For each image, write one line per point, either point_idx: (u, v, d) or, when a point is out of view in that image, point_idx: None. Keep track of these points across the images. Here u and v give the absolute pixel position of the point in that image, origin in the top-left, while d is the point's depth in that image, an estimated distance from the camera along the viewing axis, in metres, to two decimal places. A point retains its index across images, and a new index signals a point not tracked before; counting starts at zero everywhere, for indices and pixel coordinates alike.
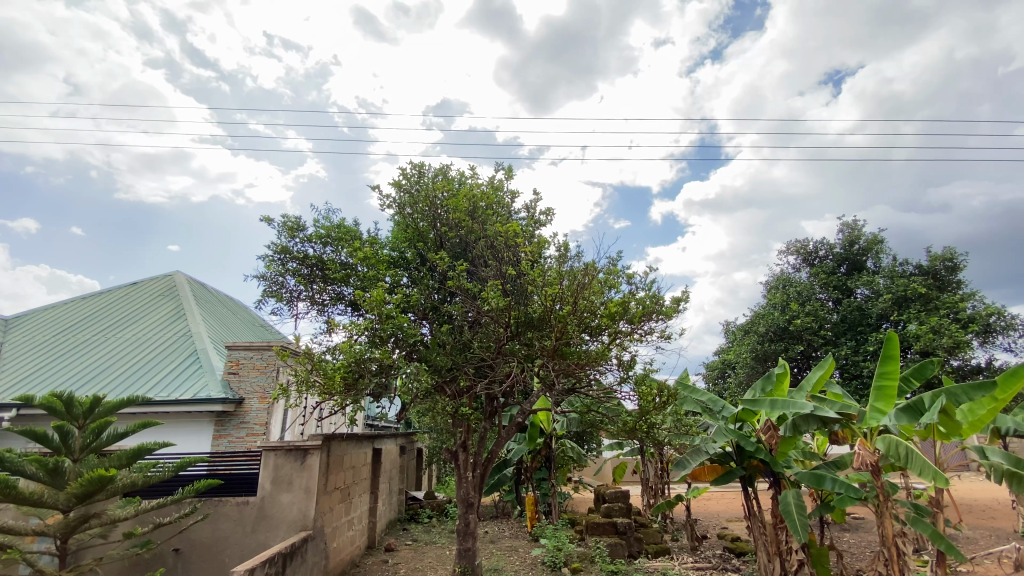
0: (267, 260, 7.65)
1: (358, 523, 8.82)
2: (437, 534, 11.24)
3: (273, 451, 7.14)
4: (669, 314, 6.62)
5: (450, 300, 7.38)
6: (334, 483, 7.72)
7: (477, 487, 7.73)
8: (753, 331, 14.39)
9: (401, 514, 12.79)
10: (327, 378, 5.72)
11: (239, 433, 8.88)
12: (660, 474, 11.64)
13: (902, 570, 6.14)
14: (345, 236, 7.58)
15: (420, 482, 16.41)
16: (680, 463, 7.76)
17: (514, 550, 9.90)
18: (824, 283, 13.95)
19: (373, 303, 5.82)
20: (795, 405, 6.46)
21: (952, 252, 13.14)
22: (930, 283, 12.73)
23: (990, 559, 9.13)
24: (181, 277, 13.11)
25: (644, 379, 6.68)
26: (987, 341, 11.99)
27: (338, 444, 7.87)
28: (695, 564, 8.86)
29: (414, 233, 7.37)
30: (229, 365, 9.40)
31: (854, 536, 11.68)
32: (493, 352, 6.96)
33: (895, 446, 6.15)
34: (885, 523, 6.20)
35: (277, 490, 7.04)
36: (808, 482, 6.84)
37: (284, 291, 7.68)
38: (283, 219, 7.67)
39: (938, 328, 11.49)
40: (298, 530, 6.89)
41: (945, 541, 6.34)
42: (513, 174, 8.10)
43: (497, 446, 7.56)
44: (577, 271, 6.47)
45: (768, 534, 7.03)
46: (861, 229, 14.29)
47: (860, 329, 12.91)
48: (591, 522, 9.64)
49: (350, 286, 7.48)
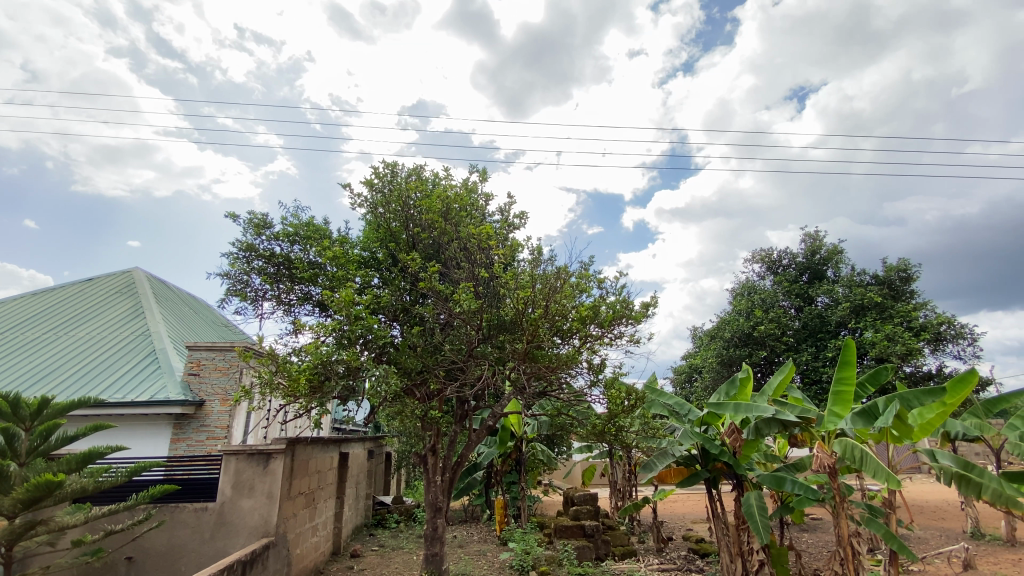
0: (231, 258, 7.45)
1: (323, 529, 8.61)
2: (404, 539, 11.08)
3: (234, 455, 6.90)
4: (639, 319, 6.72)
5: (422, 301, 7.30)
6: (298, 488, 7.51)
7: (445, 491, 7.65)
8: (719, 337, 14.75)
9: (368, 519, 12.56)
10: (291, 381, 5.55)
11: (198, 437, 8.62)
12: (628, 476, 11.78)
13: (857, 570, 6.36)
14: (314, 235, 7.43)
15: (388, 487, 16.16)
16: (647, 466, 7.83)
17: (482, 555, 9.85)
18: (787, 291, 14.39)
19: (341, 304, 5.71)
20: (757, 409, 6.64)
21: (906, 264, 13.76)
22: (885, 292, 13.30)
23: (940, 559, 9.55)
24: (141, 273, 12.61)
25: (613, 382, 6.72)
26: (938, 349, 12.60)
27: (302, 449, 7.65)
28: (661, 566, 8.99)
29: (386, 233, 7.28)
30: (190, 366, 9.05)
31: (812, 537, 12.06)
32: (464, 355, 6.88)
33: (851, 448, 6.35)
34: (841, 523, 6.40)
35: (238, 495, 6.81)
36: (769, 484, 7.01)
37: (249, 290, 7.47)
38: (249, 216, 7.47)
39: (893, 336, 12.03)
40: (259, 537, 6.68)
41: (897, 541, 6.59)
42: (486, 176, 8.13)
43: (466, 450, 7.48)
44: (549, 274, 6.57)
45: (731, 535, 7.20)
46: (822, 240, 14.84)
47: (820, 336, 13.39)
48: (560, 525, 9.69)
49: (318, 286, 7.34)
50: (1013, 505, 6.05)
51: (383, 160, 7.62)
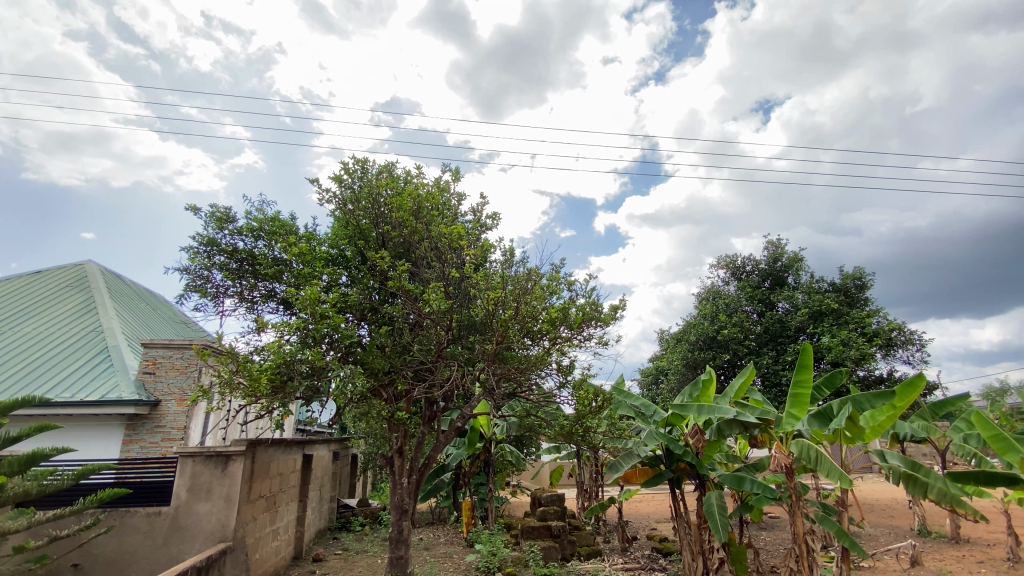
0: (191, 252, 7.20)
1: (284, 533, 8.38)
2: (369, 543, 10.89)
3: (191, 458, 6.64)
4: (607, 321, 6.81)
5: (391, 301, 7.19)
6: (258, 491, 7.29)
7: (411, 494, 7.56)
8: (685, 340, 15.12)
9: (332, 522, 12.29)
10: (251, 380, 5.37)
11: (153, 438, 8.30)
12: (594, 477, 11.90)
13: (812, 567, 6.59)
14: (280, 230, 7.23)
15: (353, 489, 15.88)
16: (613, 466, 7.93)
17: (448, 557, 9.78)
18: (750, 297, 14.83)
19: (306, 302, 5.57)
20: (720, 411, 6.80)
21: (861, 272, 14.37)
22: (842, 299, 13.86)
23: (889, 555, 9.99)
24: (95, 266, 12.02)
25: (582, 384, 6.77)
26: (889, 354, 13.20)
27: (263, 450, 7.43)
28: (625, 565, 9.13)
29: (355, 230, 7.17)
30: (144, 364, 8.65)
31: (770, 535, 12.45)
32: (433, 356, 6.80)
33: (807, 449, 6.58)
34: (796, 521, 6.64)
35: (194, 499, 6.55)
36: (729, 484, 7.21)
37: (209, 286, 7.22)
38: (211, 209, 7.24)
39: (848, 341, 12.56)
40: (216, 542, 6.46)
41: (848, 538, 6.86)
42: (459, 176, 8.12)
43: (434, 452, 7.41)
44: (520, 276, 6.63)
45: (693, 534, 7.38)
46: (784, 247, 15.35)
47: (780, 341, 13.85)
48: (527, 526, 9.72)
49: (283, 283, 7.15)
50: (956, 504, 6.40)
51: (353, 155, 7.50)
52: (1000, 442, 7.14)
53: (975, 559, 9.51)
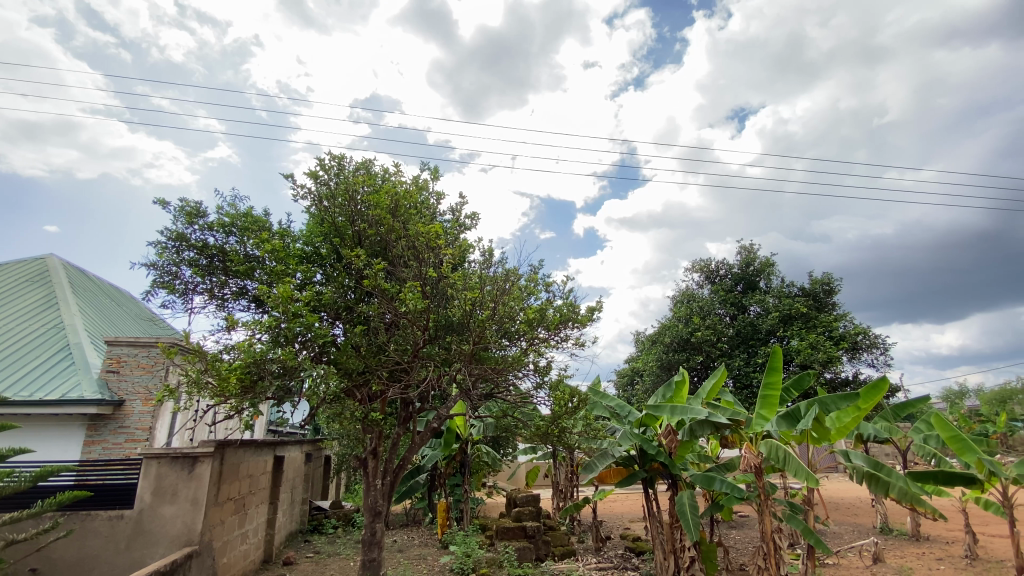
0: (159, 247, 6.98)
1: (253, 536, 8.19)
2: (341, 545, 10.71)
3: (156, 459, 6.44)
4: (584, 323, 6.86)
5: (367, 300, 7.09)
6: (227, 493, 7.10)
7: (385, 495, 7.47)
8: (660, 342, 15.38)
9: (303, 525, 12.06)
10: (220, 380, 5.23)
11: (116, 439, 8.05)
12: (570, 477, 11.98)
13: (779, 564, 6.74)
14: (252, 226, 7.07)
15: (326, 491, 15.62)
16: (588, 467, 8.03)
17: (422, 558, 9.71)
18: (723, 300, 15.14)
19: (278, 300, 5.47)
20: (692, 412, 6.92)
21: (829, 277, 14.81)
22: (810, 303, 14.26)
23: (853, 552, 10.30)
24: (56, 261, 11.54)
25: (559, 384, 6.80)
26: (855, 357, 13.64)
27: (232, 452, 7.24)
28: (599, 565, 9.20)
29: (331, 227, 7.09)
30: (108, 363, 8.35)
31: (740, 533, 12.71)
32: (409, 356, 6.72)
33: (775, 449, 6.73)
34: (764, 519, 6.80)
35: (159, 502, 6.35)
36: (700, 483, 7.33)
37: (178, 282, 7.03)
38: (181, 203, 7.05)
39: (816, 344, 12.94)
40: (181, 546, 6.26)
41: (814, 536, 7.05)
42: (438, 175, 8.10)
43: (409, 453, 7.34)
44: (498, 277, 6.64)
45: (665, 533, 7.50)
46: (756, 252, 15.72)
47: (751, 343, 14.17)
48: (502, 526, 9.72)
49: (255, 280, 7.00)
50: (916, 502, 6.66)
51: (329, 152, 7.40)
52: (957, 443, 7.44)
53: (933, 556, 9.87)
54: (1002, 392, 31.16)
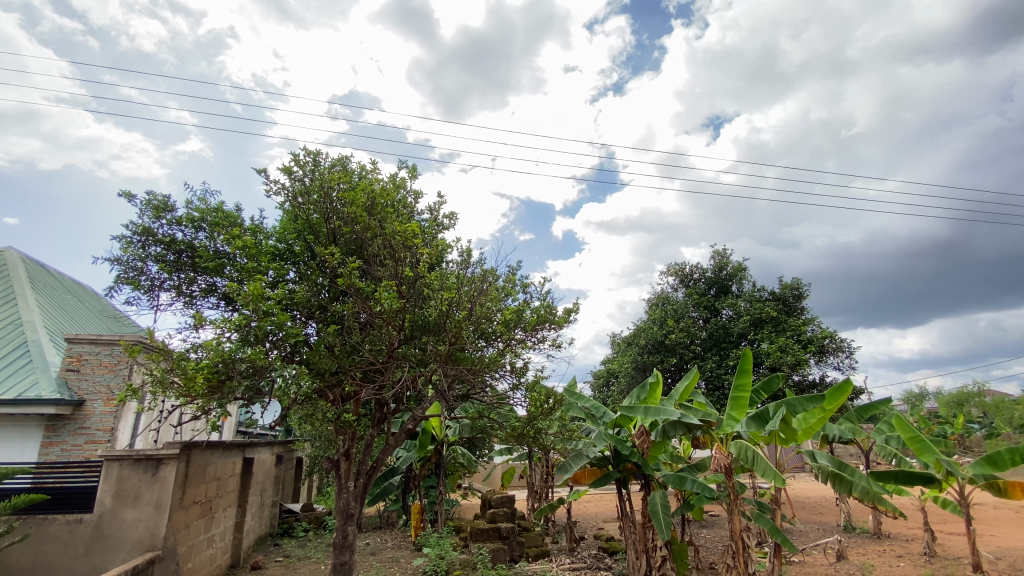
0: (124, 242, 6.75)
1: (219, 540, 7.97)
2: (312, 549, 10.52)
3: (118, 462, 6.21)
4: (561, 324, 6.90)
5: (341, 300, 6.98)
6: (192, 497, 6.89)
7: (358, 497, 7.35)
8: (635, 344, 15.62)
9: (273, 528, 11.80)
10: (186, 380, 5.07)
11: (75, 441, 7.79)
12: (545, 478, 12.03)
13: (747, 563, 6.88)
14: (223, 221, 6.90)
15: (297, 494, 15.32)
16: (563, 467, 8.09)
17: (395, 561, 9.61)
18: (696, 303, 15.41)
19: (248, 298, 5.35)
20: (665, 412, 7.03)
21: (798, 282, 15.22)
22: (780, 308, 14.63)
23: (818, 550, 10.59)
24: (14, 254, 11.03)
25: (535, 385, 6.82)
26: (821, 360, 14.05)
27: (199, 453, 7.02)
28: (572, 565, 9.25)
29: (305, 224, 6.98)
30: (68, 361, 8.02)
31: (710, 532, 12.98)
32: (384, 356, 6.62)
33: (745, 450, 6.87)
34: (734, 518, 6.93)
35: (120, 505, 6.11)
36: (672, 483, 7.45)
37: (143, 278, 6.81)
38: (147, 197, 6.83)
39: (785, 347, 13.29)
40: (143, 551, 6.05)
41: (781, 534, 7.23)
42: (416, 174, 8.06)
43: (383, 455, 7.25)
44: (475, 277, 6.62)
45: (637, 533, 7.60)
46: (728, 257, 16.06)
47: (723, 346, 14.46)
48: (476, 528, 9.68)
49: (224, 277, 6.84)
50: (877, 501, 6.89)
51: (305, 147, 7.27)
52: (917, 444, 7.72)
53: (894, 553, 10.24)
54: (959, 394, 32.51)
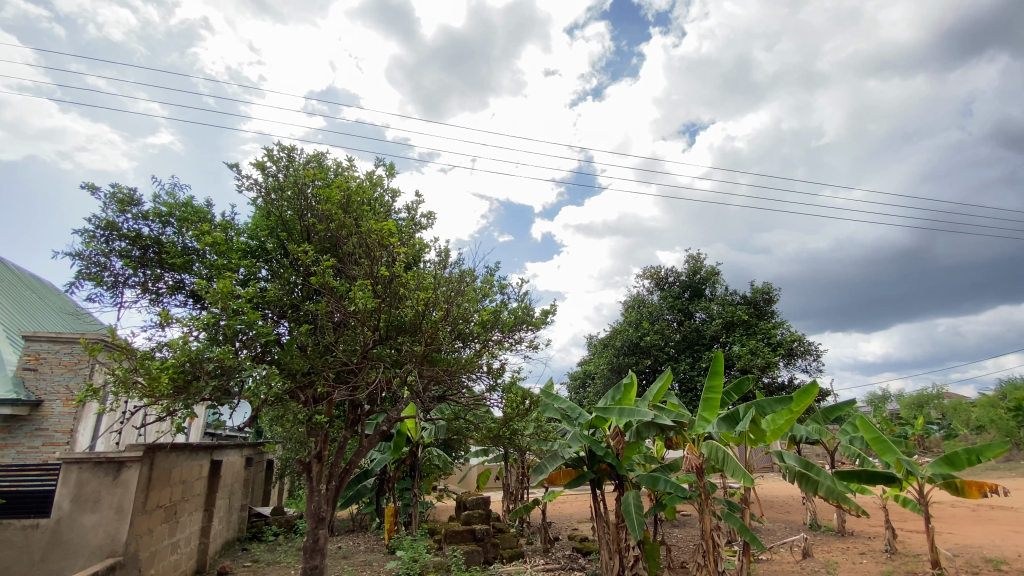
0: (86, 236, 6.51)
1: (184, 546, 7.72)
2: (282, 553, 10.30)
3: (76, 465, 5.95)
4: (538, 325, 6.96)
5: (315, 299, 6.85)
6: (156, 501, 6.66)
7: (329, 501, 7.20)
8: (611, 345, 15.82)
9: (241, 533, 11.51)
10: (150, 380, 4.90)
11: (33, 442, 7.59)
12: (520, 479, 12.05)
13: (717, 561, 6.99)
14: (192, 217, 6.71)
15: (267, 497, 14.99)
16: (538, 468, 8.12)
17: (368, 564, 9.48)
18: (671, 306, 15.65)
19: (217, 296, 5.23)
20: (639, 413, 7.12)
21: (769, 287, 15.59)
22: (751, 311, 14.97)
23: (785, 548, 10.86)
24: None
25: (511, 387, 6.84)
26: (790, 363, 14.43)
27: (163, 456, 6.79)
28: (546, 566, 9.27)
29: (278, 221, 6.85)
30: (24, 359, 7.67)
31: (681, 532, 13.21)
32: (358, 357, 6.50)
33: (715, 450, 6.99)
34: (705, 518, 7.04)
35: (78, 510, 5.85)
36: (645, 483, 7.54)
37: (107, 274, 6.56)
38: (112, 189, 6.61)
39: (756, 350, 13.61)
40: (104, 557, 5.82)
41: (749, 533, 7.38)
42: (393, 173, 8.02)
43: (356, 457, 7.14)
44: (453, 278, 6.60)
45: (611, 533, 7.66)
46: (702, 262, 16.36)
47: (696, 348, 14.74)
48: (451, 530, 9.61)
49: (193, 274, 6.66)
50: (841, 500, 7.11)
51: (279, 142, 7.14)
52: (880, 444, 7.99)
53: (856, 550, 10.58)
54: (919, 396, 33.87)
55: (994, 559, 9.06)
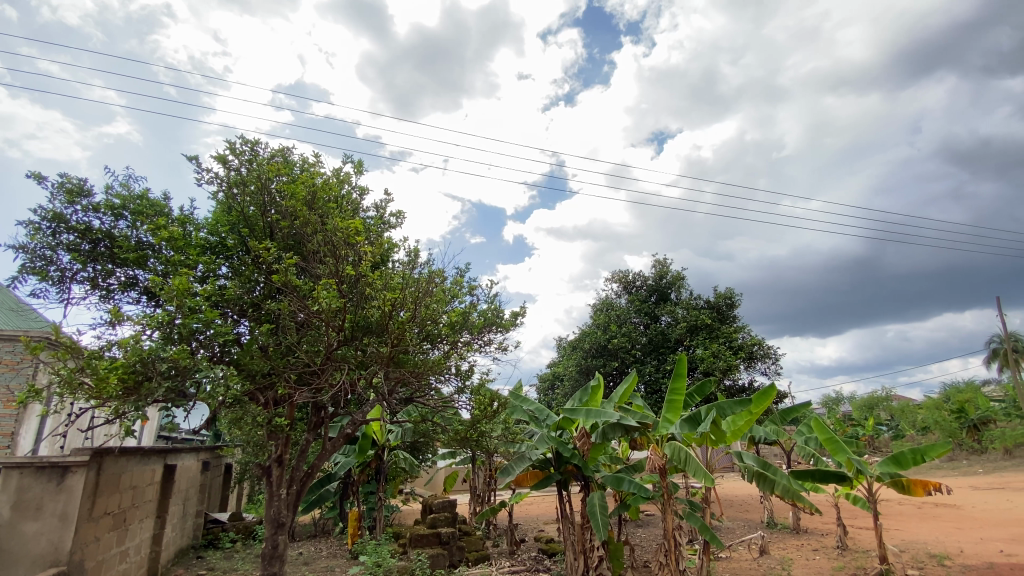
0: (30, 229, 6.15)
1: (135, 554, 7.38)
2: (240, 560, 9.96)
3: (16, 470, 5.56)
4: (506, 326, 6.99)
5: (277, 297, 6.66)
6: (104, 508, 6.34)
7: (290, 506, 6.99)
8: (579, 347, 16.01)
9: (196, 540, 11.06)
10: (97, 380, 4.67)
11: None
12: (487, 481, 11.99)
13: (678, 560, 7.12)
14: (147, 211, 6.44)
15: (225, 503, 14.47)
16: (506, 470, 8.11)
17: (330, 570, 9.28)
18: (638, 309, 15.94)
19: (173, 294, 5.03)
20: (605, 414, 7.22)
21: (731, 292, 16.03)
22: (714, 315, 15.38)
23: (744, 546, 11.18)
24: None
25: (480, 388, 6.83)
26: (751, 365, 14.88)
27: (112, 460, 6.49)
28: (511, 568, 9.27)
29: (240, 216, 6.69)
30: None
31: (645, 531, 13.48)
32: (321, 358, 6.33)
33: (678, 451, 7.13)
34: (667, 517, 7.17)
35: (19, 518, 5.49)
36: (610, 483, 7.64)
37: (53, 269, 6.22)
38: (60, 180, 6.28)
39: (717, 353, 14.00)
40: (46, 567, 5.52)
41: (709, 532, 7.56)
42: (362, 170, 7.90)
43: (318, 460, 6.95)
44: (421, 279, 6.55)
45: (576, 534, 7.71)
46: (668, 266, 16.72)
47: (661, 351, 15.08)
48: (416, 534, 9.47)
49: (147, 270, 6.40)
50: (796, 498, 7.36)
51: (242, 136, 6.93)
52: (833, 444, 8.31)
53: (810, 547, 10.97)
54: (869, 398, 35.54)
55: (936, 555, 9.55)
